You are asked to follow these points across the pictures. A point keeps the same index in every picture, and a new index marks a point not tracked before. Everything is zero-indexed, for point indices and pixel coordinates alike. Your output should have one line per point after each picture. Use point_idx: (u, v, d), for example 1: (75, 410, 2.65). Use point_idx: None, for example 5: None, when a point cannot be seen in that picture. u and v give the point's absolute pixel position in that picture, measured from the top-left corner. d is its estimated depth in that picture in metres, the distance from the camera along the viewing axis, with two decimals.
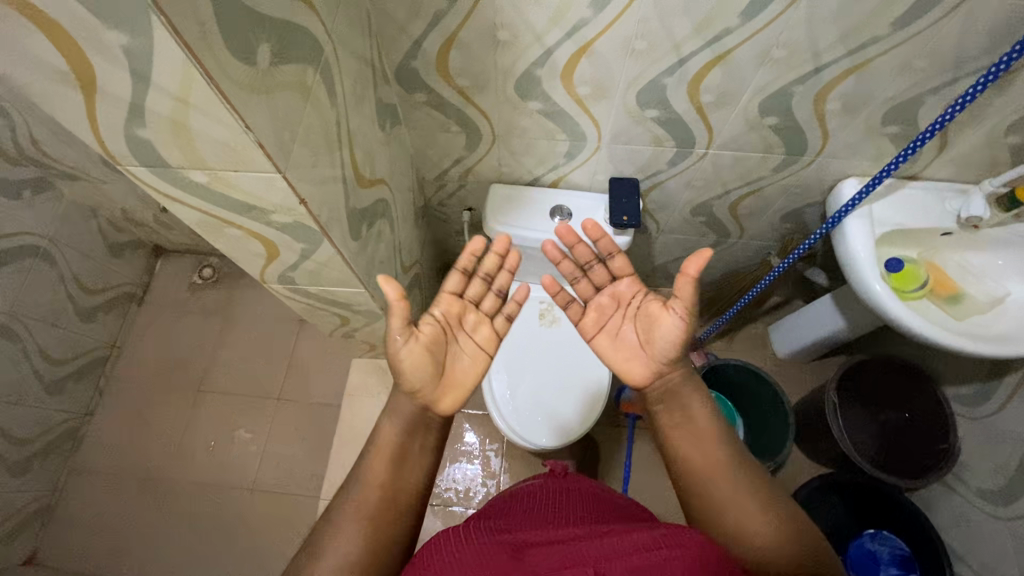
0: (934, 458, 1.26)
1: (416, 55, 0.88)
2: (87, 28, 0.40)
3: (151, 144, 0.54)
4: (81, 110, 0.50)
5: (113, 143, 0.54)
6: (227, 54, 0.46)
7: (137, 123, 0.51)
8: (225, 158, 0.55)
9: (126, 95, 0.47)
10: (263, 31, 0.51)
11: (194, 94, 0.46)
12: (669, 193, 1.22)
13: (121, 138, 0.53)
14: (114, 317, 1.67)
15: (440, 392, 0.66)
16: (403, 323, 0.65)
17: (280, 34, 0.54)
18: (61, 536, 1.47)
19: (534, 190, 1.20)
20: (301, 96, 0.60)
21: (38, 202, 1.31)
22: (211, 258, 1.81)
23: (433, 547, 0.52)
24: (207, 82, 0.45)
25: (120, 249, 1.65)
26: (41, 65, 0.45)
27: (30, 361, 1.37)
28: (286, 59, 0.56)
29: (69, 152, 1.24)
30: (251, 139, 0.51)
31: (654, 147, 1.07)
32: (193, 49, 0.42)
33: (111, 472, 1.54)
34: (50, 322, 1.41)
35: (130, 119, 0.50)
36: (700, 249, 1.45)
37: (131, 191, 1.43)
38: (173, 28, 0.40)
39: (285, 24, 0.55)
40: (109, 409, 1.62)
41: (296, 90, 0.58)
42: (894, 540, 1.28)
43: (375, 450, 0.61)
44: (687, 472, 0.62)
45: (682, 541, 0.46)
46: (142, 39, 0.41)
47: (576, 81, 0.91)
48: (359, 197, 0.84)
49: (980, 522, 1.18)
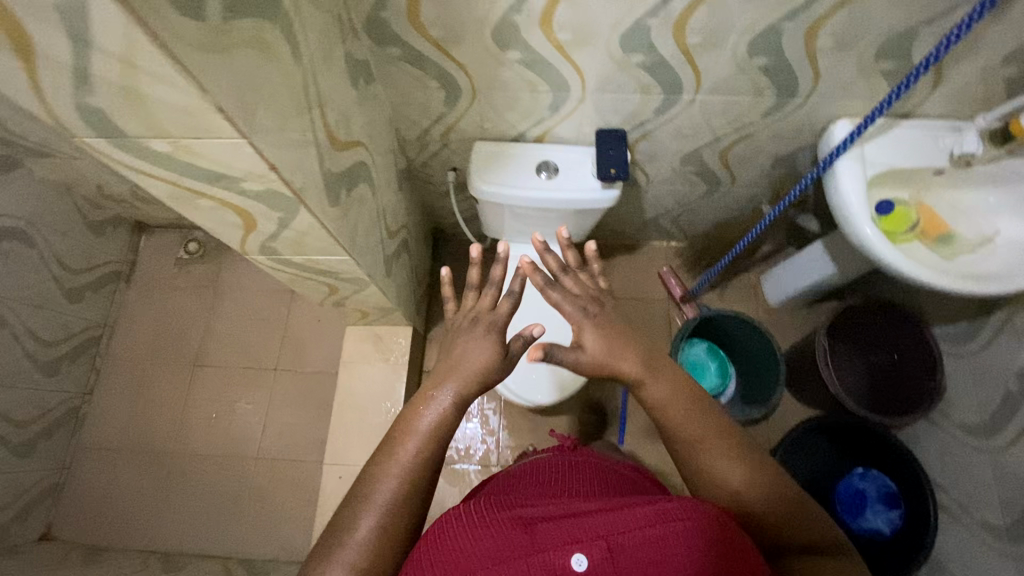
0: (922, 395, 1.29)
1: (385, 5, 0.83)
2: None
3: (105, 113, 0.51)
4: (23, 79, 0.47)
5: (64, 114, 0.51)
6: (172, 9, 0.43)
7: (85, 90, 0.48)
8: (186, 125, 0.53)
9: (68, 60, 0.44)
10: None
11: (142, 56, 0.43)
12: (657, 143, 1.18)
13: (72, 108, 0.50)
14: (102, 296, 1.65)
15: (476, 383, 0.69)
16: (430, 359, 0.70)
17: None
18: (74, 511, 1.51)
19: (518, 145, 1.17)
20: (260, 54, 0.56)
21: (8, 182, 1.27)
22: (195, 232, 1.77)
23: (447, 527, 0.53)
24: (152, 41, 0.42)
25: (101, 227, 1.61)
26: None
27: (22, 345, 1.36)
28: (240, 13, 0.52)
29: (32, 127, 1.19)
30: (209, 103, 0.49)
31: (640, 94, 1.03)
32: (132, 5, 0.39)
33: (117, 449, 1.57)
34: (37, 305, 1.39)
35: (77, 87, 0.47)
36: (691, 200, 1.43)
37: (103, 166, 1.38)
38: None
39: None
40: (107, 387, 1.63)
41: (255, 47, 0.55)
42: (880, 478, 1.33)
43: (412, 438, 0.61)
44: (680, 438, 0.61)
45: (685, 515, 0.47)
46: None
47: (556, 27, 0.86)
48: (335, 160, 0.81)
49: (962, 454, 1.23)
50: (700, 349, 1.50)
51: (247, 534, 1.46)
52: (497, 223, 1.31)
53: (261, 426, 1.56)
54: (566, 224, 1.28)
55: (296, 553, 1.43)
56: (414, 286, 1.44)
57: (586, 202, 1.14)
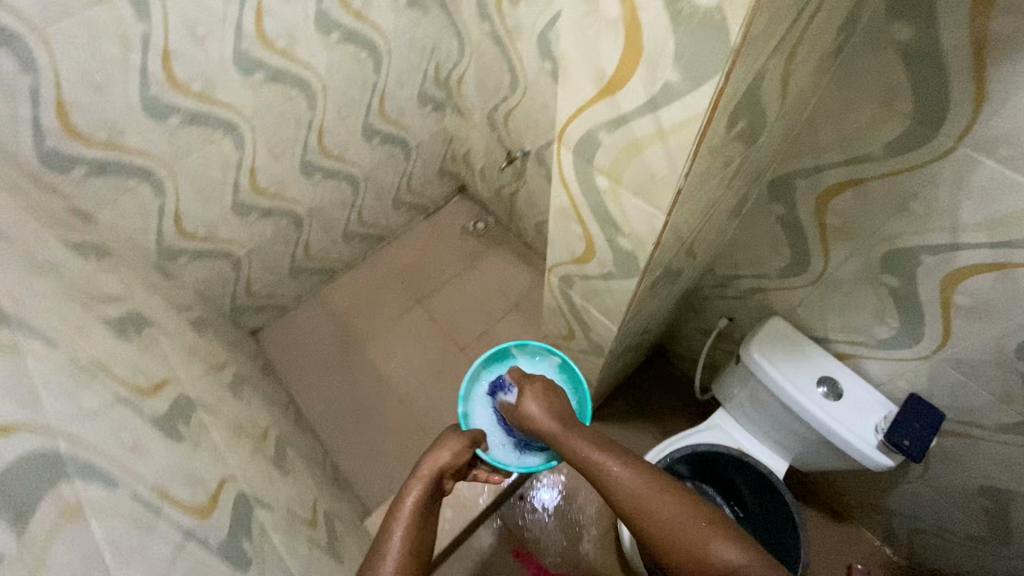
0: None
1: (808, 177, 0.87)
2: (653, 96, 0.52)
3: (599, 153, 0.65)
4: (591, 121, 0.62)
5: (578, 136, 0.66)
6: (708, 150, 0.56)
7: (607, 140, 0.62)
8: (646, 163, 0.59)
9: (626, 120, 0.57)
10: (737, 124, 0.58)
11: (674, 147, 0.54)
12: (969, 451, 0.99)
13: (588, 142, 0.65)
14: (406, 215, 1.99)
15: (413, 486, 0.88)
16: (422, 480, 0.89)
17: (745, 126, 0.61)
18: (275, 336, 1.83)
19: (815, 347, 1.08)
20: (712, 176, 0.66)
21: (426, 117, 1.72)
22: (488, 215, 2.05)
23: None
24: (688, 155, 0.54)
25: (429, 181, 1.94)
26: (593, 81, 0.57)
27: (351, 214, 1.77)
28: (732, 146, 0.63)
29: (477, 98, 1.56)
30: (662, 214, 0.64)
31: (996, 399, 0.88)
32: (697, 143, 0.52)
33: (330, 313, 1.87)
34: (377, 195, 1.80)
35: (606, 139, 0.62)
36: (950, 529, 1.16)
37: (485, 148, 1.74)
38: (699, 136, 0.51)
39: (750, 128, 0.63)
40: (358, 273, 1.96)
41: (715, 171, 0.66)
42: None
43: (402, 515, 0.82)
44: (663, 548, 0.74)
45: None
46: (678, 117, 0.51)
47: (961, 289, 0.79)
48: (678, 258, 0.87)
49: None
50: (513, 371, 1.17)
51: (347, 447, 1.63)
52: (731, 391, 1.26)
53: (419, 385, 1.73)
54: (798, 443, 1.16)
55: (364, 498, 1.54)
56: (613, 380, 1.45)
57: (850, 444, 0.99)
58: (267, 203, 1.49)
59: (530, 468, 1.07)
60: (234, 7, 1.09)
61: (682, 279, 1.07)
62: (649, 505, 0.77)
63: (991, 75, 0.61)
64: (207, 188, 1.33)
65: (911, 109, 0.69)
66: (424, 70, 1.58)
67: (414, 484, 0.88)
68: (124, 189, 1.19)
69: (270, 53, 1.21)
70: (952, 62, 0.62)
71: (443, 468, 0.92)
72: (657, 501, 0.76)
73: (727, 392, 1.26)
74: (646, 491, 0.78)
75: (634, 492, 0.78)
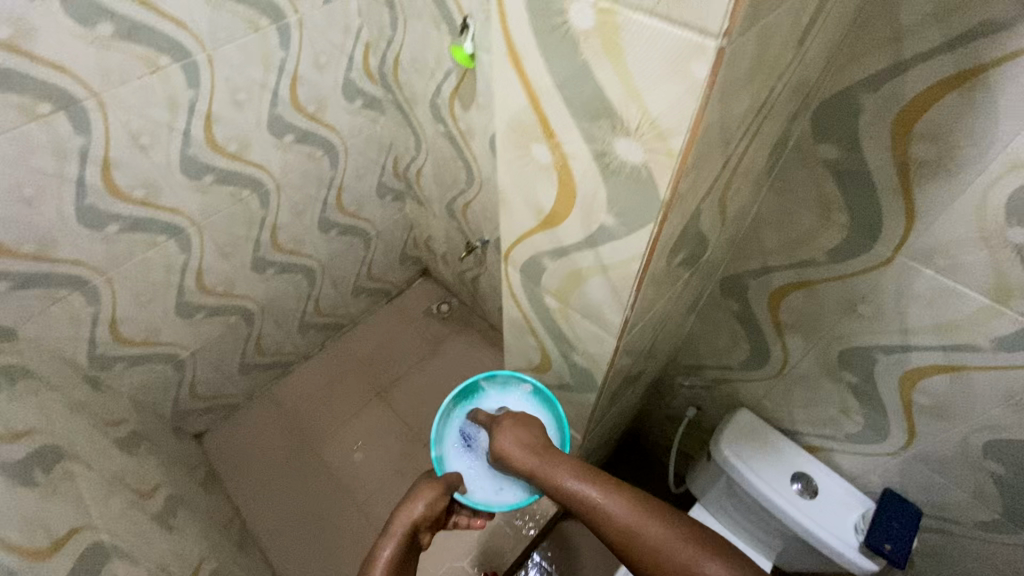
0: None
1: (758, 277, 0.88)
2: (592, 232, 0.50)
3: (545, 276, 0.63)
4: (534, 247, 0.60)
5: (524, 259, 0.64)
6: (651, 281, 0.54)
7: (552, 266, 0.60)
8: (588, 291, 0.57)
9: (567, 250, 0.56)
10: (681, 251, 0.57)
11: (618, 281, 0.53)
12: (953, 549, 0.94)
13: (534, 265, 0.63)
14: (367, 301, 1.94)
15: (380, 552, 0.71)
16: (391, 542, 0.71)
17: (688, 249, 0.60)
18: (223, 439, 1.70)
19: (784, 440, 1.06)
20: (660, 297, 0.65)
21: (386, 206, 1.72)
22: (452, 297, 2.02)
23: None
24: (632, 291, 0.52)
25: (390, 266, 1.92)
26: (534, 213, 0.55)
27: (307, 305, 1.71)
28: (678, 267, 0.62)
29: (435, 189, 1.58)
30: (612, 338, 0.61)
31: (969, 496, 0.85)
32: (639, 280, 0.50)
33: (285, 410, 1.76)
34: (335, 284, 1.75)
35: (551, 265, 0.60)
36: None
37: (445, 234, 1.74)
38: (641, 274, 0.49)
39: (694, 250, 0.62)
40: (316, 364, 1.87)
41: (663, 290, 0.65)
42: None
43: None
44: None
45: None
46: (617, 255, 0.50)
47: (919, 388, 0.79)
48: (637, 363, 0.84)
49: None
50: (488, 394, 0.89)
51: (299, 565, 1.47)
52: (705, 485, 1.21)
53: (380, 486, 1.60)
54: (778, 542, 1.11)
55: None
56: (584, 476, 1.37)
57: (832, 543, 0.94)
58: (215, 302, 1.43)
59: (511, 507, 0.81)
60: (182, 115, 1.09)
61: (645, 375, 1.05)
62: (669, 558, 0.61)
63: (917, 195, 0.63)
64: (148, 292, 1.26)
65: (847, 221, 0.71)
66: (382, 163, 1.60)
67: (382, 548, 0.71)
68: (54, 301, 1.11)
69: (220, 157, 1.20)
70: (879, 180, 0.65)
71: (415, 522, 0.73)
72: (679, 551, 0.60)
73: (702, 486, 1.21)
74: (642, 527, 0.63)
75: (627, 526, 0.63)
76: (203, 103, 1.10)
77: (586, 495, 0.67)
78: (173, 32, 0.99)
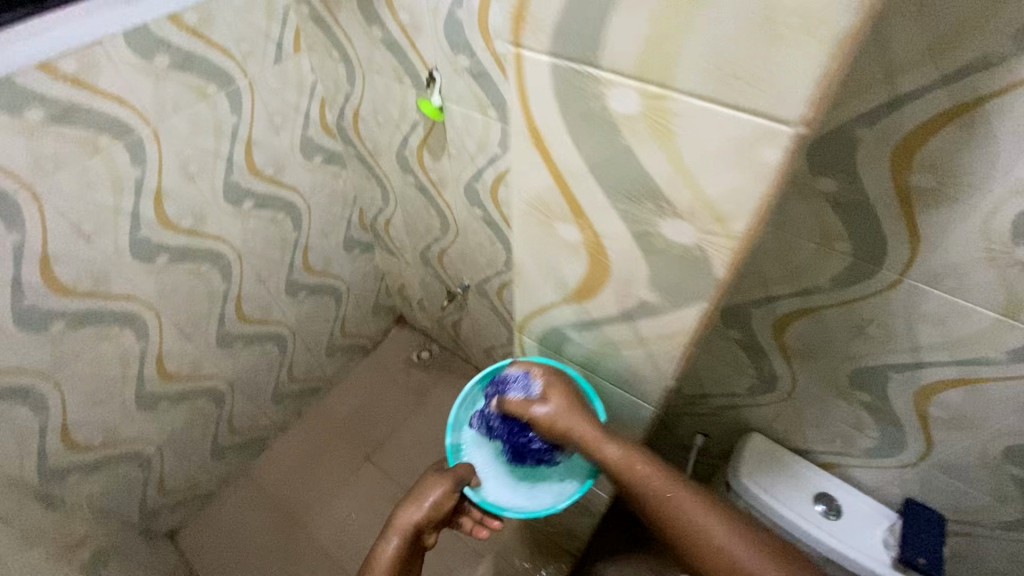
0: None
1: (761, 307, 0.87)
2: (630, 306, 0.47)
3: (568, 344, 0.59)
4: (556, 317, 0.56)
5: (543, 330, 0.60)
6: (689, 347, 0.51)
7: (576, 335, 0.56)
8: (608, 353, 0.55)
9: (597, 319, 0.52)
10: None
11: (660, 348, 0.49)
12: (980, 550, 0.95)
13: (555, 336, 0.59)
14: (343, 359, 1.84)
15: (391, 535, 0.79)
16: (401, 528, 0.79)
17: None
18: (199, 534, 1.55)
19: (798, 460, 1.05)
20: None
21: (355, 259, 1.65)
22: (433, 343, 1.94)
23: None
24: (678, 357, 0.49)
25: (364, 319, 1.83)
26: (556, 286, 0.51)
27: (280, 373, 1.60)
28: None
29: (406, 237, 1.52)
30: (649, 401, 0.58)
31: (993, 499, 0.86)
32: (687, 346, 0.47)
33: (265, 491, 1.63)
34: (308, 347, 1.65)
35: (576, 335, 0.56)
36: None
37: (420, 281, 1.68)
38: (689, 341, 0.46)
39: None
40: (295, 434, 1.75)
41: None
42: None
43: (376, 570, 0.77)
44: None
45: None
46: (661, 323, 0.46)
47: (934, 401, 0.79)
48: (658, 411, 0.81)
49: None
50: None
51: None
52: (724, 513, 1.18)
53: None
54: None
55: None
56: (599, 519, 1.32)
57: (867, 568, 0.90)
58: (179, 388, 1.30)
59: (531, 511, 0.76)
60: (129, 195, 0.99)
61: None
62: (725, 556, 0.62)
63: (920, 221, 0.63)
64: (102, 390, 1.13)
65: (850, 249, 0.71)
66: (347, 217, 1.53)
67: (394, 536, 0.79)
68: None
69: (174, 234, 1.11)
70: (880, 209, 0.65)
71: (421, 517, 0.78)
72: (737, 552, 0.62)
73: None
74: (706, 523, 0.63)
75: (692, 518, 0.63)
76: (151, 179, 1.01)
77: (651, 480, 0.65)
78: (111, 109, 0.90)
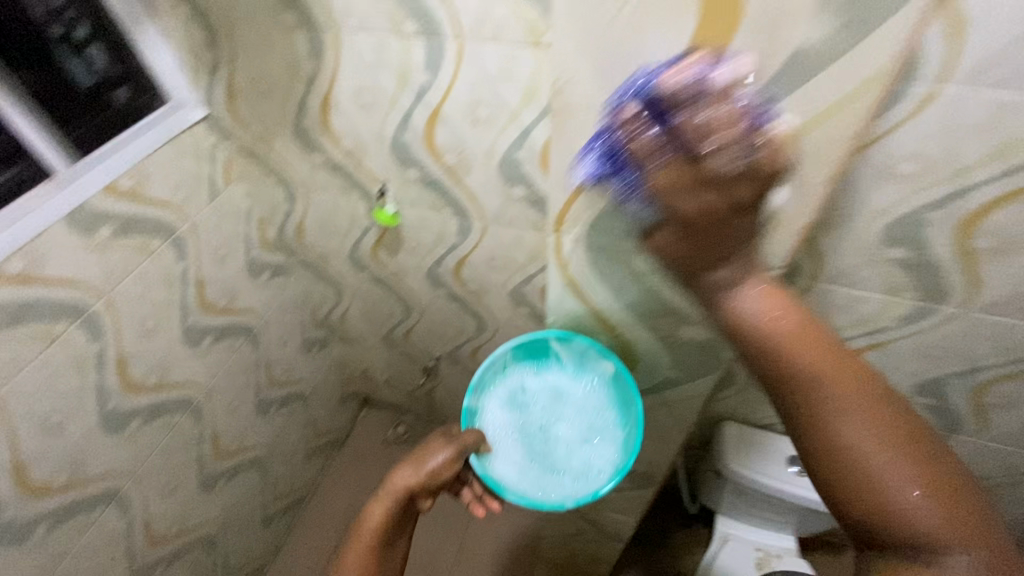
0: None
1: None
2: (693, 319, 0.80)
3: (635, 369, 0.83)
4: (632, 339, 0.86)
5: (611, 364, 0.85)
6: None
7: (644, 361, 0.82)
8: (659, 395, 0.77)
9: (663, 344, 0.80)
10: None
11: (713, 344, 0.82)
12: None
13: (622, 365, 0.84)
14: (320, 459, 1.80)
15: (395, 480, 0.77)
16: (406, 472, 0.77)
17: None
18: None
19: (766, 434, 1.24)
20: None
21: (315, 358, 1.64)
22: (406, 415, 1.95)
23: None
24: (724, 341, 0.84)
25: (333, 413, 1.81)
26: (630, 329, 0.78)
27: (264, 497, 1.54)
28: None
29: (365, 325, 1.55)
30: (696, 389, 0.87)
31: None
32: None
33: None
34: (286, 459, 1.61)
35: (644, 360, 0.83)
36: None
37: (385, 361, 1.71)
38: None
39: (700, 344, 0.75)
40: (291, 553, 1.68)
41: None
42: None
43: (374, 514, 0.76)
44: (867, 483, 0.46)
45: None
46: None
47: None
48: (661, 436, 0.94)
49: None
50: (548, 375, 0.80)
51: None
52: (717, 497, 1.35)
53: None
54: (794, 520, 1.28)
55: None
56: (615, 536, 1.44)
57: None
58: (169, 549, 1.23)
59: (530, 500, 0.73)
60: (93, 373, 0.95)
61: None
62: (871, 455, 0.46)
63: (818, 243, 0.83)
64: None
65: None
66: (301, 320, 1.52)
67: (398, 478, 0.77)
68: None
69: (142, 394, 1.06)
70: None
71: (431, 473, 0.77)
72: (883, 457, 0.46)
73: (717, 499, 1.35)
74: (857, 414, 0.47)
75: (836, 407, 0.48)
76: (112, 350, 0.97)
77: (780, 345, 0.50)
78: (64, 294, 0.87)
